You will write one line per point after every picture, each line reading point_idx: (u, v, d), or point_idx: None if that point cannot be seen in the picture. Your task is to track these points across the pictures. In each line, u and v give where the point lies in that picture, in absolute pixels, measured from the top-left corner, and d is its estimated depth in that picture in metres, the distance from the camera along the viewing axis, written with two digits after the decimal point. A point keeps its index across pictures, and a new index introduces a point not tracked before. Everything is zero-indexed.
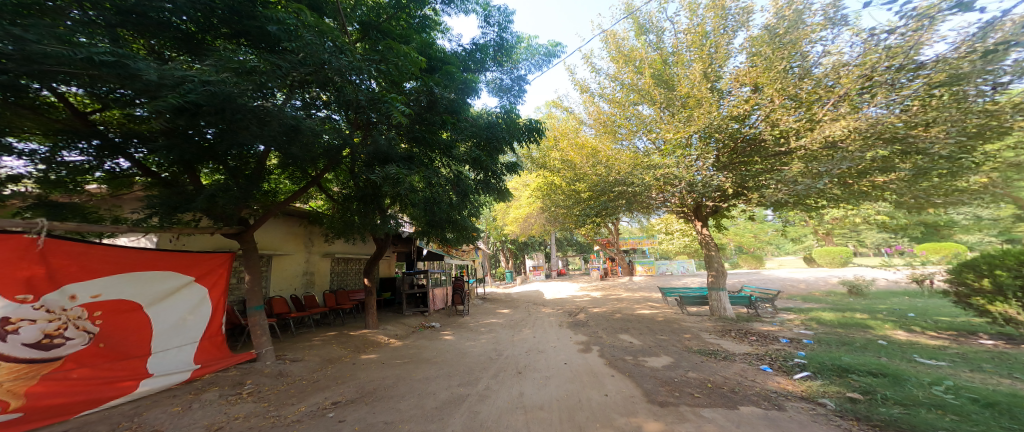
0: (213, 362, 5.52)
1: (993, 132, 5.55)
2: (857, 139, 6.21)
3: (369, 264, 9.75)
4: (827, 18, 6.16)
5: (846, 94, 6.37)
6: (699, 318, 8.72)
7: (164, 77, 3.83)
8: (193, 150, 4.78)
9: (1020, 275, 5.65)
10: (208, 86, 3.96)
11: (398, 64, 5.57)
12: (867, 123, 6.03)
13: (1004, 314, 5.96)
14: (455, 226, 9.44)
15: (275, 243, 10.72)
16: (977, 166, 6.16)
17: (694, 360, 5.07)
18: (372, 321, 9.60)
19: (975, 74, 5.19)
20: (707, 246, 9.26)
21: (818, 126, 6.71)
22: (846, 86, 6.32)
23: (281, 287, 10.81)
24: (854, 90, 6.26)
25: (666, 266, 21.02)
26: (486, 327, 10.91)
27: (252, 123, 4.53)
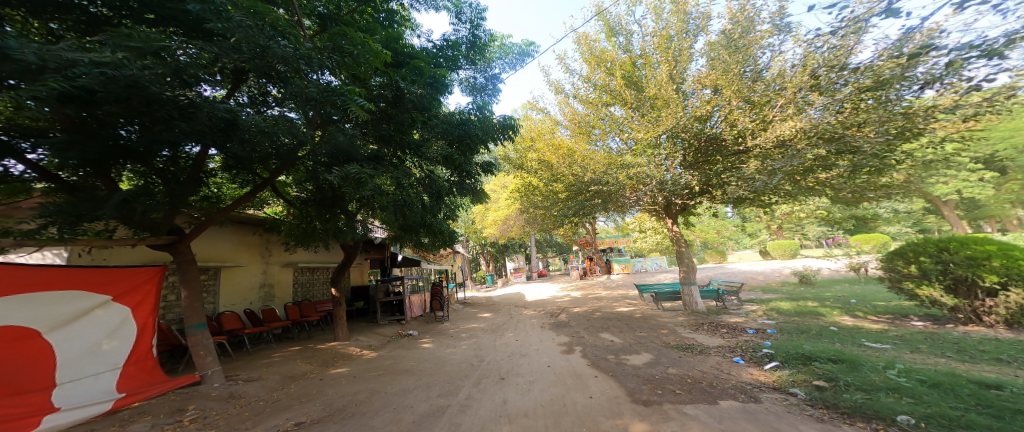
0: (142, 390, 5.05)
1: (911, 132, 6.10)
2: (804, 138, 6.58)
3: (337, 273, 9.16)
4: (775, 24, 6.54)
5: (792, 96, 6.68)
6: (673, 313, 9.16)
7: (47, 59, 3.29)
8: (102, 149, 4.11)
9: (940, 260, 6.43)
10: (106, 68, 3.41)
11: (354, 53, 4.99)
12: (811, 123, 6.38)
13: (930, 297, 6.68)
14: (431, 230, 9.06)
15: (225, 255, 9.84)
16: (897, 164, 6.72)
17: (673, 357, 5.62)
18: (342, 333, 9.02)
19: (895, 80, 5.41)
20: (679, 244, 9.70)
21: (770, 126, 7.23)
22: (791, 88, 6.63)
23: (234, 303, 9.95)
24: (798, 92, 6.58)
25: (637, 262, 21.82)
26: (465, 332, 10.71)
27: (174, 114, 4.02)
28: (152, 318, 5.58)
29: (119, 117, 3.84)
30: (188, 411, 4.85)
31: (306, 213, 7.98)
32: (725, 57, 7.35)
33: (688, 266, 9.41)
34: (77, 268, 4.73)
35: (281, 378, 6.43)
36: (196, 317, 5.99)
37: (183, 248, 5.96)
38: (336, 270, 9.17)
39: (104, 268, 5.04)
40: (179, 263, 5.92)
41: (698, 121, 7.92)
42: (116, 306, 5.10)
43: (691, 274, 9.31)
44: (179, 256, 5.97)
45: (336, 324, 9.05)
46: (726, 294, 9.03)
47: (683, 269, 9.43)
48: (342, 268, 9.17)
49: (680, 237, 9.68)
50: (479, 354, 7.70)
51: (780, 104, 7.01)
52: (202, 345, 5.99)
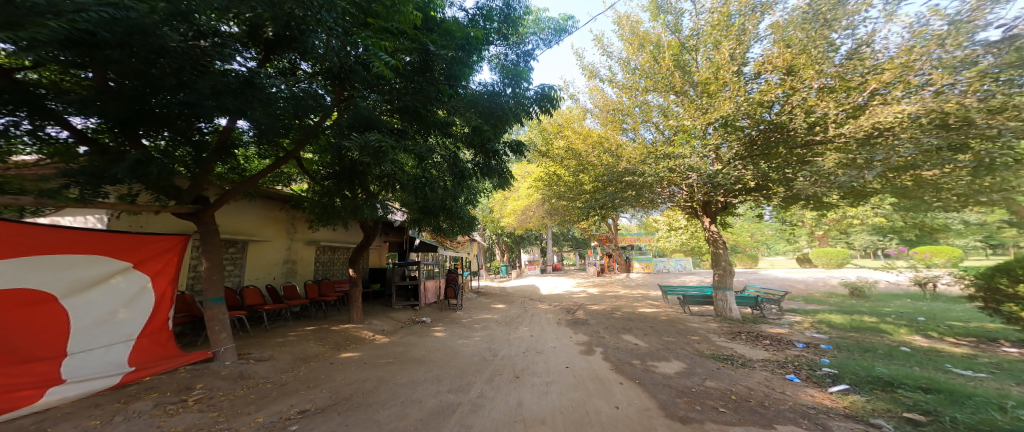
0: (152, 364, 4.82)
1: None
2: (911, 126, 5.75)
3: (356, 254, 8.94)
4: None
5: (891, 79, 6.04)
6: (703, 318, 8.48)
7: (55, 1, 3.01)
8: (117, 110, 4.02)
9: None
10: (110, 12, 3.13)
11: None
12: (923, 108, 5.52)
13: None
14: (451, 214, 8.79)
15: (252, 229, 9.87)
16: None
17: (710, 367, 4.99)
18: (357, 316, 8.81)
19: None
20: (714, 244, 8.95)
21: (866, 112, 6.37)
22: (891, 70, 5.99)
23: (258, 276, 10.00)
24: (899, 75, 5.96)
25: (662, 262, 20.85)
26: (479, 323, 10.36)
27: (186, 67, 3.81)
28: (170, 289, 5.26)
29: (122, 70, 3.64)
30: (192, 389, 4.66)
31: (328, 190, 7.79)
32: (806, 35, 6.67)
33: (722, 268, 8.65)
34: (96, 231, 4.42)
35: (293, 357, 6.26)
36: (216, 291, 5.51)
37: (208, 219, 5.42)
38: (355, 251, 8.95)
39: (125, 233, 4.72)
40: (202, 236, 5.36)
41: (760, 111, 7.15)
42: (135, 273, 4.78)
43: (726, 277, 8.54)
44: (203, 226, 5.41)
45: (352, 305, 8.87)
46: (764, 301, 8.25)
47: (718, 271, 8.69)
48: (360, 249, 8.95)
49: (716, 236, 8.93)
50: (493, 347, 7.32)
51: (875, 87, 6.29)
52: (220, 321, 5.51)
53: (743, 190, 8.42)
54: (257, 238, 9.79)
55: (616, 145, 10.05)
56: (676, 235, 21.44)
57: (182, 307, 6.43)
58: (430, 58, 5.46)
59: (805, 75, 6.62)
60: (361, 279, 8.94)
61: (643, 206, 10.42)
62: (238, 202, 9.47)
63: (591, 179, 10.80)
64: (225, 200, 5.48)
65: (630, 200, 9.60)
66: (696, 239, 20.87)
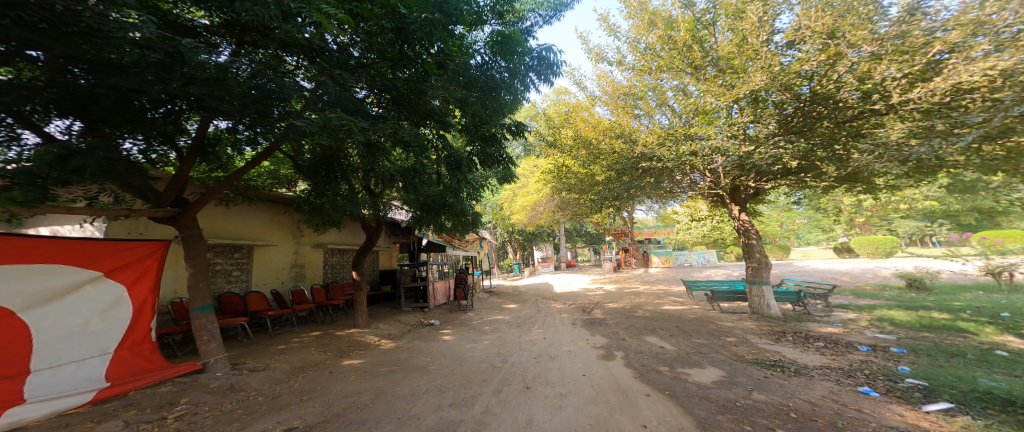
0: (135, 377, 4.34)
1: None
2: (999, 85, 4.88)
3: (358, 255, 8.51)
4: None
5: (960, 38, 5.18)
6: (737, 317, 7.63)
7: None
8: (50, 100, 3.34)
9: None
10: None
11: None
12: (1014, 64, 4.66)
13: None
14: (454, 210, 8.30)
15: (258, 234, 9.59)
16: None
17: (754, 375, 4.25)
18: (361, 321, 8.33)
19: None
20: (745, 234, 8.04)
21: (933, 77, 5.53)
22: (961, 28, 5.16)
23: (265, 281, 9.70)
24: (968, 34, 5.14)
25: (682, 255, 19.69)
26: (489, 325, 9.75)
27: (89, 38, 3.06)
28: (151, 298, 4.78)
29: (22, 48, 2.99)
30: (175, 404, 4.16)
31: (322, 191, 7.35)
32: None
33: (758, 259, 7.74)
34: (57, 238, 4.00)
35: (291, 365, 5.72)
36: (202, 299, 5.00)
37: (188, 222, 4.93)
38: (357, 253, 8.51)
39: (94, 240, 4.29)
40: (184, 240, 4.92)
41: (797, 83, 6.28)
42: (107, 282, 4.34)
43: (762, 271, 7.64)
44: (184, 230, 4.94)
45: (354, 309, 8.38)
46: (808, 296, 7.37)
47: (752, 264, 7.79)
48: (362, 250, 8.53)
49: (749, 225, 8.00)
50: (505, 352, 6.68)
51: (937, 51, 5.39)
52: (209, 331, 5.05)
53: (778, 173, 7.55)
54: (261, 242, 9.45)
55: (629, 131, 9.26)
56: (696, 227, 20.32)
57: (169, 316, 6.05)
58: (405, 39, 4.76)
59: (851, 37, 5.73)
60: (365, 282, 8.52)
61: (662, 196, 9.57)
62: (241, 206, 9.16)
63: (604, 169, 10.02)
64: (205, 199, 5.10)
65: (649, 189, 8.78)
66: (717, 231, 19.69)
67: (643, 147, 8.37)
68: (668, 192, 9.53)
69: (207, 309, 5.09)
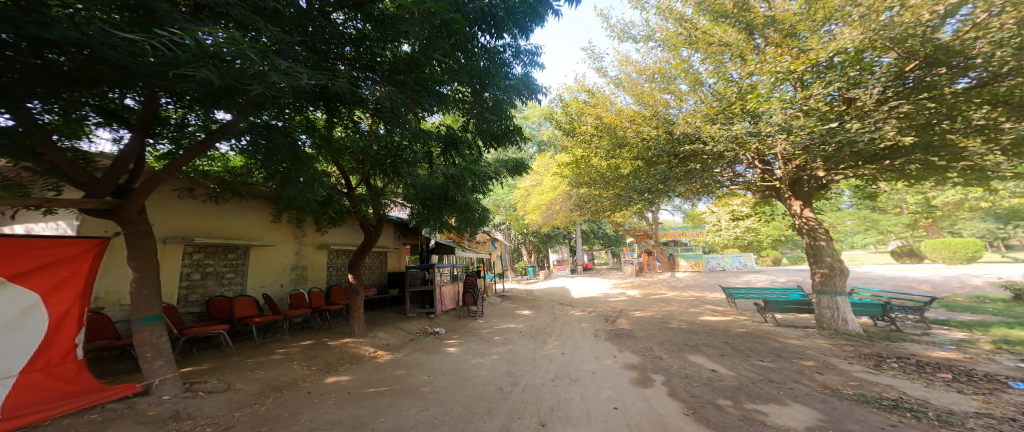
0: (50, 406, 3.11)
1: None
2: None
3: (355, 256, 7.43)
4: None
5: None
6: (803, 335, 6.29)
7: None
8: None
9: None
10: None
11: None
12: None
13: None
14: (460, 204, 7.33)
15: (256, 233, 8.16)
16: None
17: (873, 424, 2.98)
18: (357, 329, 7.21)
19: None
20: (810, 233, 6.86)
21: None
22: None
23: (264, 285, 8.25)
24: None
25: (714, 259, 17.89)
26: (500, 336, 8.58)
27: None
28: (79, 306, 3.59)
29: None
30: None
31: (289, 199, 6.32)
32: None
33: (828, 264, 6.50)
34: None
35: (264, 383, 4.60)
36: (150, 307, 3.74)
37: (133, 216, 3.69)
38: (354, 254, 7.44)
39: (1, 237, 3.10)
40: (127, 237, 3.67)
41: (918, 34, 4.96)
42: (15, 287, 3.15)
43: (835, 279, 6.37)
44: (127, 226, 3.70)
45: (349, 317, 7.26)
46: (897, 309, 6.35)
47: (817, 275, 6.61)
48: (360, 252, 7.47)
49: (814, 224, 6.78)
50: (518, 373, 5.48)
51: None
52: (154, 346, 3.74)
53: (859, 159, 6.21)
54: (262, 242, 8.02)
55: (659, 116, 8.02)
56: (727, 228, 18.62)
57: (97, 333, 4.86)
58: None
59: None
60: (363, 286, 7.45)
61: (694, 190, 8.33)
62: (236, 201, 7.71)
63: (628, 158, 8.78)
64: (150, 188, 3.78)
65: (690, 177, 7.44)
66: (751, 232, 17.93)
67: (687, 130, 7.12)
68: (705, 186, 8.22)
69: (159, 319, 3.85)
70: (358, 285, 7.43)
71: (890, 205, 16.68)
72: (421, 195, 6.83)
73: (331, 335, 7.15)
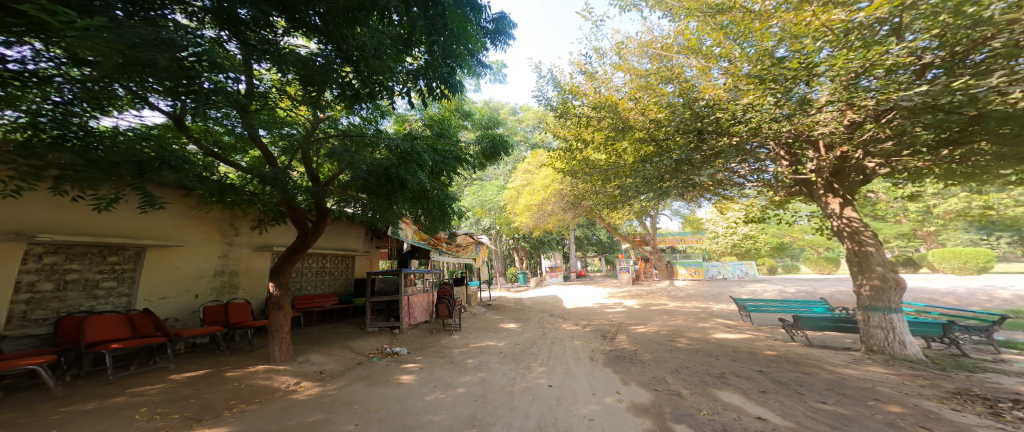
0: None
1: None
2: None
3: (283, 261, 5.75)
4: None
5: None
6: (852, 361, 5.02)
7: None
8: None
9: None
10: None
11: None
12: None
13: None
14: (415, 190, 5.93)
15: (157, 230, 6.17)
16: None
17: None
18: (279, 353, 5.57)
19: None
20: (853, 238, 5.77)
21: None
22: None
23: (165, 297, 6.31)
24: None
25: (714, 267, 16.75)
26: (473, 358, 6.97)
27: None
28: None
29: None
30: None
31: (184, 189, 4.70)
32: None
33: (878, 274, 5.36)
34: None
35: None
36: None
37: None
38: (282, 259, 5.77)
39: None
40: None
41: None
42: None
43: (888, 294, 5.22)
44: None
45: (268, 339, 5.59)
46: (959, 329, 5.21)
47: (863, 288, 5.49)
48: (291, 255, 5.80)
49: (858, 225, 5.72)
50: (484, 421, 3.92)
51: None
52: None
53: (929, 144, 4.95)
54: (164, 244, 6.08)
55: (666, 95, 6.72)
56: (725, 235, 17.56)
57: None
58: None
59: None
60: (291, 300, 5.80)
61: (709, 185, 7.29)
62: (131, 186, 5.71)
63: (632, 146, 7.37)
64: None
65: (713, 161, 6.10)
66: (750, 240, 17.07)
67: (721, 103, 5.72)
68: (718, 182, 7.20)
69: None
70: (283, 298, 5.75)
71: (891, 212, 16.04)
72: (362, 178, 5.41)
73: (239, 361, 5.51)
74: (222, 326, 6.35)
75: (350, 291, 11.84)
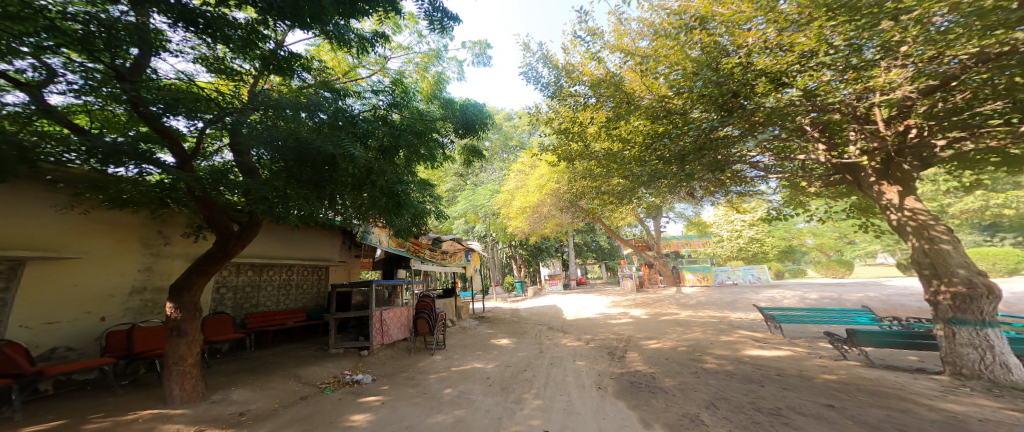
0: None
1: None
2: None
3: (191, 274, 4.19)
4: None
5: None
6: (945, 391, 3.80)
7: None
8: None
9: None
10: None
11: None
12: None
13: None
14: (352, 170, 4.71)
15: (37, 238, 4.60)
16: None
17: None
18: (179, 392, 4.07)
19: None
20: (920, 234, 4.60)
21: None
22: None
23: (56, 321, 4.77)
24: None
25: (723, 272, 15.64)
26: (453, 388, 5.60)
27: None
28: None
29: None
30: None
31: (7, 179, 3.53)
32: None
33: (962, 279, 4.20)
34: None
35: None
36: None
37: None
38: (190, 272, 4.23)
39: None
40: None
41: None
42: None
43: (979, 303, 4.10)
44: None
45: (163, 375, 4.08)
46: None
47: (941, 296, 4.36)
48: (204, 266, 4.25)
49: (926, 219, 4.56)
50: None
51: None
52: None
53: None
54: (46, 255, 4.56)
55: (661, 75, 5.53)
56: (730, 238, 17.61)
57: None
58: None
59: None
60: (199, 323, 4.27)
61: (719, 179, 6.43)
62: None
63: (638, 128, 6.27)
64: None
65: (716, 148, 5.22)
66: (757, 243, 16.84)
67: (738, 45, 4.45)
68: (730, 175, 6.44)
69: None
70: (187, 322, 4.20)
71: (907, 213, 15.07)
72: (276, 154, 4.18)
73: (124, 404, 4.05)
74: (122, 356, 4.83)
75: (322, 305, 10.42)
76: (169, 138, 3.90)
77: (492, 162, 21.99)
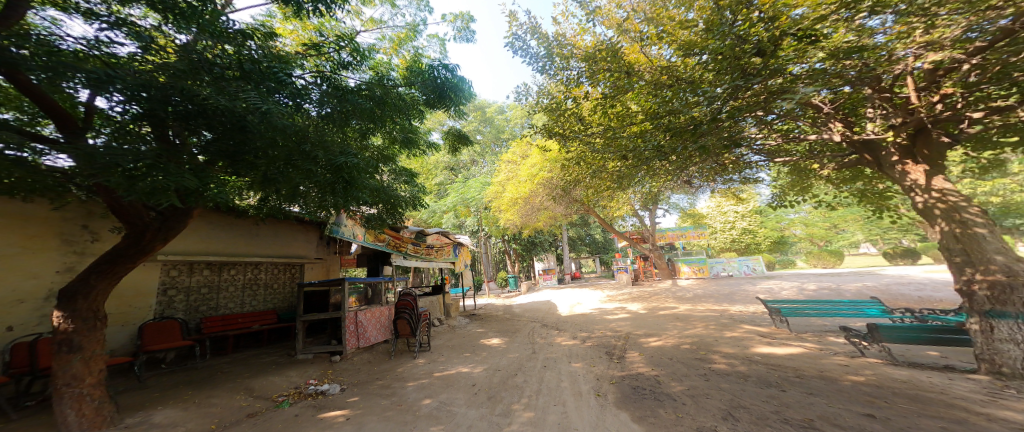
0: None
1: None
2: None
3: (93, 275, 3.50)
4: None
5: None
6: (992, 393, 3.34)
7: None
8: None
9: None
10: None
11: None
12: None
13: None
14: (286, 144, 3.79)
15: None
16: None
17: None
18: (76, 419, 3.30)
19: None
20: (949, 217, 4.14)
21: None
22: None
23: None
24: None
25: (718, 263, 15.40)
26: (432, 399, 4.93)
27: None
28: None
29: None
30: None
31: None
32: None
33: (1000, 266, 3.77)
34: None
35: None
36: None
37: None
38: (89, 273, 3.52)
39: None
40: None
41: None
42: None
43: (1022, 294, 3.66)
44: None
45: (53, 400, 3.30)
46: None
47: (977, 286, 3.91)
48: (109, 265, 3.59)
49: (956, 200, 4.11)
50: None
51: None
52: None
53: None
54: None
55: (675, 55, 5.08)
56: (723, 230, 17.93)
57: None
58: None
59: None
60: (100, 335, 3.54)
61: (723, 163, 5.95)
62: None
63: (640, 106, 5.77)
64: None
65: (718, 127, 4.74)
66: (749, 234, 17.33)
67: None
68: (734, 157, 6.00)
69: None
70: (84, 333, 3.45)
71: None
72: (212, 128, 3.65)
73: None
74: (23, 373, 4.02)
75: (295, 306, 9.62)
76: (56, 115, 3.33)
77: (483, 156, 21.31)
